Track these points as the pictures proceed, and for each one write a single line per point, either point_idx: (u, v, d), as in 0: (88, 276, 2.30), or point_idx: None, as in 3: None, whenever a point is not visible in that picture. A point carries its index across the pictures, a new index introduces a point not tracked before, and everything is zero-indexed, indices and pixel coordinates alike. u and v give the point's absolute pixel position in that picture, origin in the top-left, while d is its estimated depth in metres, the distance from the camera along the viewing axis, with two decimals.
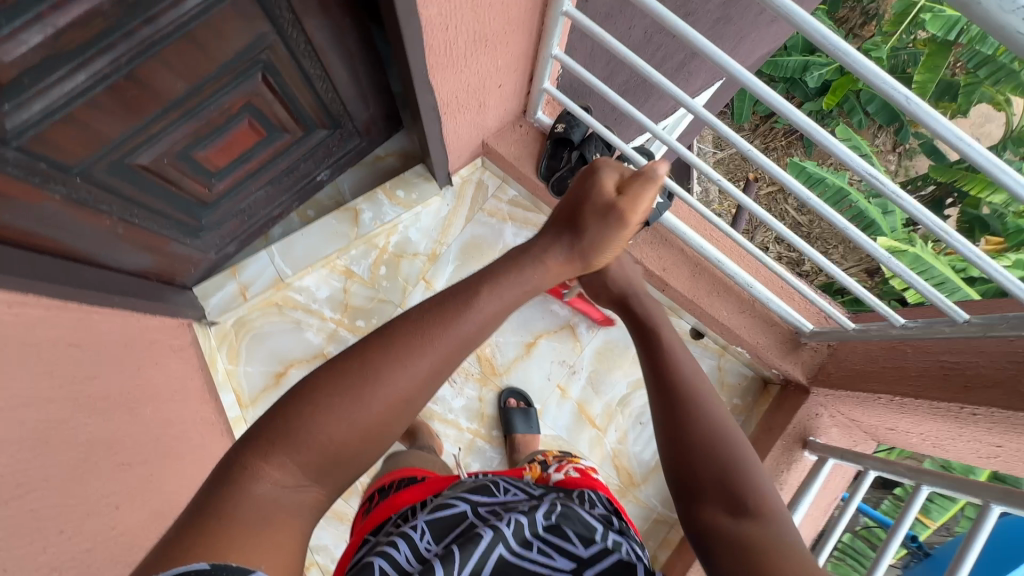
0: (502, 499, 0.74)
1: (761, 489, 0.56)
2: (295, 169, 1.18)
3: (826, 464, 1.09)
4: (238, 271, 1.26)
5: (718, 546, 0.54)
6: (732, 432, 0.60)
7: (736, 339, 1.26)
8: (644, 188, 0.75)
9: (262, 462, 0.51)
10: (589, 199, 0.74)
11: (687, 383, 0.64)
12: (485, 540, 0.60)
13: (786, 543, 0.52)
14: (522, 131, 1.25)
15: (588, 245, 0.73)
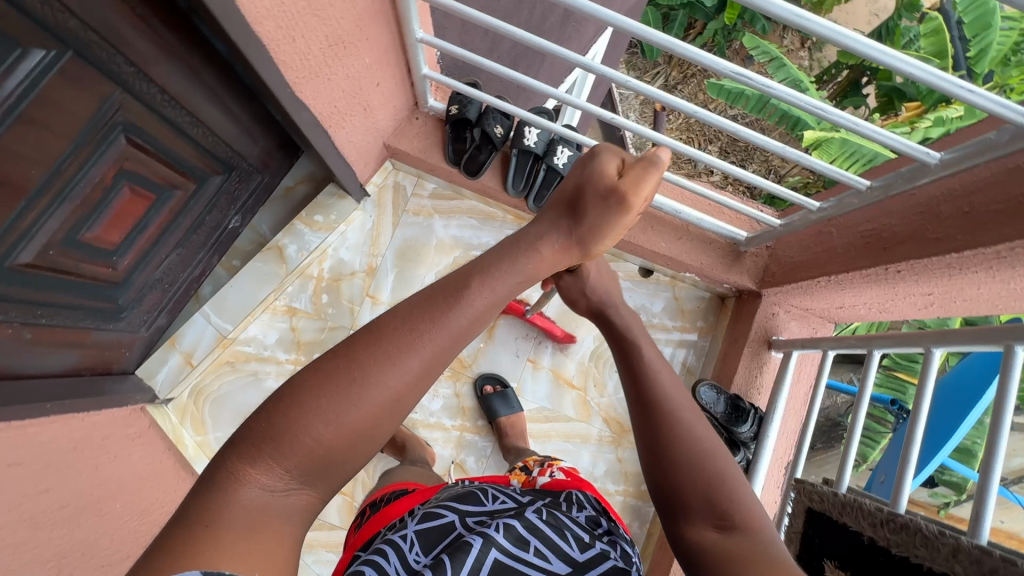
0: (490, 507, 0.76)
1: (746, 503, 0.58)
2: (202, 223, 1.13)
3: (792, 357, 1.13)
4: (176, 341, 1.23)
5: (703, 559, 0.55)
6: (718, 449, 0.63)
7: (682, 266, 1.28)
8: (645, 173, 0.73)
9: (248, 467, 0.49)
10: (592, 185, 0.73)
11: (670, 398, 0.67)
12: (477, 545, 0.62)
13: (771, 554, 0.52)
14: (420, 123, 1.23)
15: (586, 232, 0.73)
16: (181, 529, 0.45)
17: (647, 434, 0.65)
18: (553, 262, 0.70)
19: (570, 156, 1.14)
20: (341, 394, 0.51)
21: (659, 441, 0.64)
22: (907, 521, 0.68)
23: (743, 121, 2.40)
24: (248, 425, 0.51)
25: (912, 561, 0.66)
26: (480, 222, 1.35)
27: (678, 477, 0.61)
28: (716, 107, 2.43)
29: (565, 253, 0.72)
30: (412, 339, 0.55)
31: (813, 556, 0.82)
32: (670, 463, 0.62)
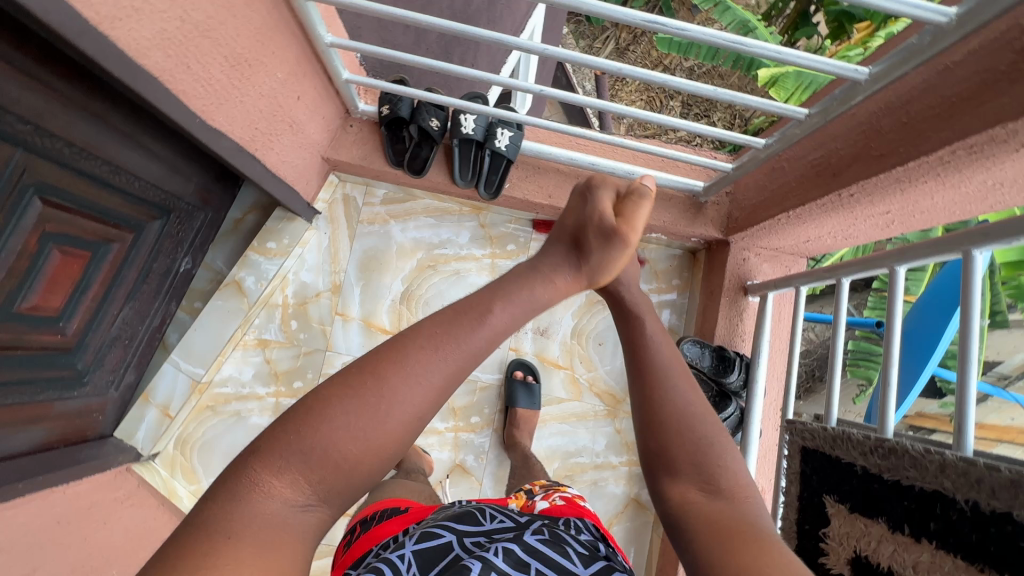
0: (488, 527, 0.76)
1: (734, 471, 0.57)
2: (151, 270, 1.10)
3: (768, 299, 1.11)
4: (150, 395, 1.19)
5: (690, 521, 0.54)
6: (708, 415, 0.61)
7: (647, 228, 1.26)
8: (637, 208, 0.75)
9: (272, 478, 0.46)
10: (599, 220, 0.71)
11: (663, 361, 0.65)
12: (477, 568, 0.62)
13: (763, 530, 0.51)
14: (355, 130, 1.19)
15: (593, 269, 0.70)
16: (197, 532, 0.43)
17: (635, 392, 0.63)
18: (563, 294, 0.66)
19: (511, 135, 1.11)
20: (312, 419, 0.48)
21: (648, 400, 0.61)
22: (894, 444, 0.67)
23: (697, 71, 2.35)
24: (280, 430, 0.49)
25: (904, 483, 0.65)
26: (437, 219, 1.33)
27: (668, 440, 0.59)
28: (670, 62, 2.38)
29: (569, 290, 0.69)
30: (437, 356, 0.53)
31: (812, 493, 0.82)
32: (661, 426, 0.59)
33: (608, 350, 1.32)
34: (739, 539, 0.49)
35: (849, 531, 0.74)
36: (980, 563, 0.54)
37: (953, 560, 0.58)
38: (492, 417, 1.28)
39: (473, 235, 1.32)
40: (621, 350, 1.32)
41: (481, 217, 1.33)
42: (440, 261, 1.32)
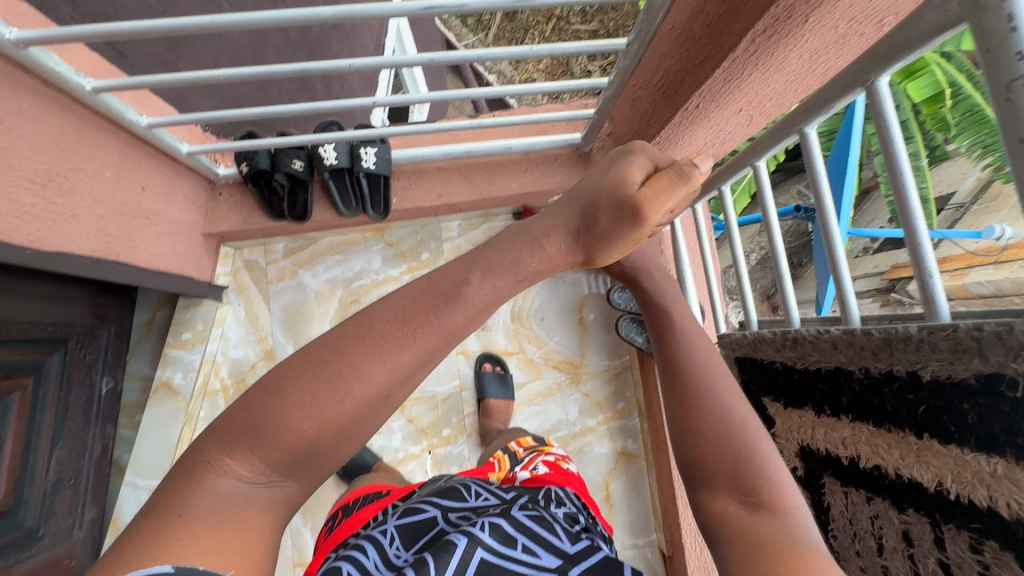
0: (473, 503, 0.72)
1: (774, 481, 0.55)
2: (70, 403, 1.06)
3: (676, 227, 1.11)
4: (117, 520, 1.13)
5: (726, 534, 0.54)
6: (754, 426, 0.60)
7: (546, 194, 1.24)
8: (675, 188, 0.60)
9: (226, 457, 0.46)
10: (612, 189, 0.60)
11: (704, 371, 0.65)
12: (463, 544, 0.58)
13: (801, 542, 0.50)
14: (225, 197, 1.15)
15: (595, 239, 0.61)
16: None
17: (675, 405, 0.64)
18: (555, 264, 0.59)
19: (376, 151, 1.08)
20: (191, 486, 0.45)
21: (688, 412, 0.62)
22: (797, 333, 0.68)
23: (588, 15, 2.32)
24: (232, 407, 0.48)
25: (812, 368, 0.66)
26: (344, 253, 1.30)
27: (705, 450, 0.60)
28: (560, 16, 2.34)
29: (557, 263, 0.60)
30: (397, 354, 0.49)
31: (755, 398, 0.83)
32: (698, 436, 0.60)
33: (551, 322, 1.33)
34: (766, 552, 0.49)
35: (791, 425, 0.74)
36: (887, 424, 0.55)
37: (867, 429, 0.59)
38: (462, 423, 1.28)
39: (384, 257, 1.30)
40: (563, 317, 1.33)
41: (386, 237, 1.31)
42: (361, 294, 1.29)
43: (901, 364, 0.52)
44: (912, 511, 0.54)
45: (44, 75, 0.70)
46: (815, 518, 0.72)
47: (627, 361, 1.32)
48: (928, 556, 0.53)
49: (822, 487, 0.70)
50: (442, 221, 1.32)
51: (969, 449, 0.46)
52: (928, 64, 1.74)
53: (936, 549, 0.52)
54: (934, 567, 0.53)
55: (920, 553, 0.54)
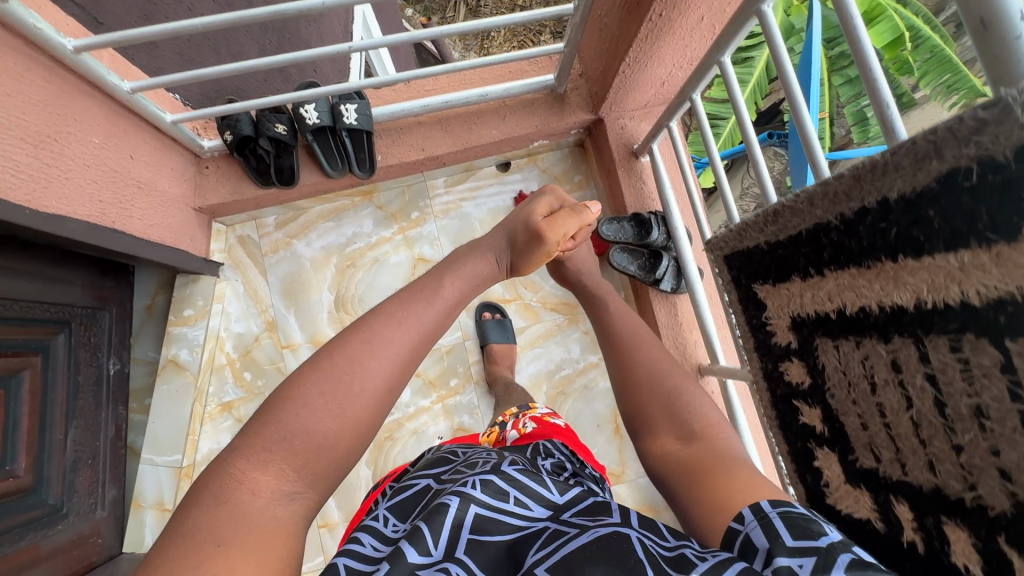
0: (462, 462, 0.70)
1: (703, 415, 0.66)
2: (80, 384, 1.07)
3: (655, 151, 1.14)
4: (140, 499, 1.17)
5: (667, 467, 0.63)
6: (679, 375, 0.71)
7: (526, 139, 1.27)
8: (569, 219, 0.84)
9: (258, 474, 0.50)
10: (524, 223, 0.82)
11: (634, 341, 0.78)
12: (455, 503, 0.53)
13: (723, 454, 0.60)
14: (212, 170, 1.16)
15: (518, 259, 0.83)
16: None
17: (616, 371, 0.76)
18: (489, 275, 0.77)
19: (357, 107, 1.10)
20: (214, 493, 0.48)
21: (626, 374, 0.74)
22: (776, 206, 0.71)
23: None
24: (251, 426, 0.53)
25: (794, 234, 0.70)
26: (335, 220, 1.32)
27: (642, 403, 0.70)
28: None
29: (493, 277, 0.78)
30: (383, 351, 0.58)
31: (746, 288, 0.87)
32: (637, 394, 0.71)
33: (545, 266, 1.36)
34: (709, 470, 0.58)
35: (781, 302, 0.78)
36: (866, 262, 0.59)
37: (848, 275, 0.62)
38: (468, 373, 1.30)
39: (375, 219, 1.32)
40: None
41: (375, 199, 1.33)
42: (356, 257, 1.31)
43: (871, 197, 0.55)
44: (897, 338, 0.58)
45: (24, 31, 0.72)
46: (812, 385, 0.76)
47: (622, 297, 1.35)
48: (916, 376, 0.57)
49: (815, 350, 0.73)
50: (428, 179, 1.34)
51: (939, 253, 0.50)
52: (885, 9, 1.77)
53: (922, 365, 0.55)
54: (922, 384, 0.56)
55: (909, 377, 0.58)
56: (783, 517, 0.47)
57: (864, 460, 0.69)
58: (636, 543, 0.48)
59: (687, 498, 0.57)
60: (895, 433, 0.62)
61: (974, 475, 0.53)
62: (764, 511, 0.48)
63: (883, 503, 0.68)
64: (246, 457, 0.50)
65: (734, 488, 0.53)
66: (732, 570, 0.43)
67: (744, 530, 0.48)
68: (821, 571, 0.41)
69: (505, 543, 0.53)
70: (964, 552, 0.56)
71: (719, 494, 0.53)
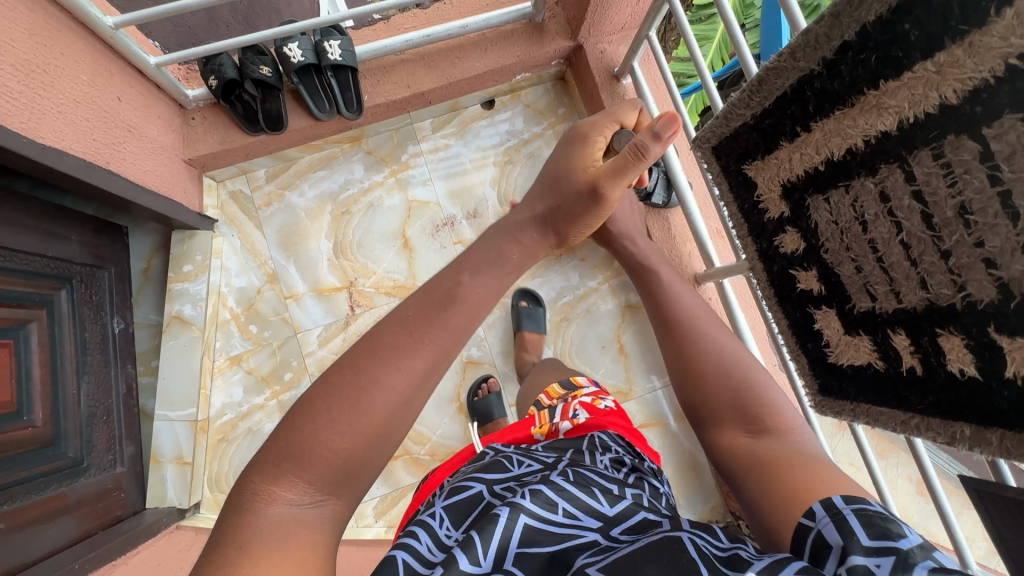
0: (517, 472, 0.66)
1: (776, 408, 0.64)
2: (88, 341, 1.07)
3: (635, 69, 1.17)
4: (158, 455, 1.17)
5: (736, 460, 0.62)
6: (752, 362, 0.70)
7: (508, 72, 1.29)
8: (626, 166, 0.74)
9: (273, 485, 0.52)
10: (571, 183, 0.77)
11: (695, 321, 0.77)
12: (506, 513, 0.53)
13: (797, 452, 0.58)
14: (199, 121, 1.16)
15: (561, 219, 0.76)
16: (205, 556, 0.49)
17: (677, 358, 0.75)
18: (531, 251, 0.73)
19: (340, 44, 1.11)
20: (242, 513, 0.52)
21: (690, 360, 0.72)
22: (759, 73, 0.75)
23: None
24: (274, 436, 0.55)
25: (782, 98, 0.74)
26: (326, 167, 1.34)
27: (708, 392, 0.69)
28: None
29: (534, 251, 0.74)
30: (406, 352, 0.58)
31: (736, 173, 0.88)
32: (703, 381, 0.70)
33: None
34: (784, 465, 0.56)
35: (771, 174, 0.81)
36: (850, 100, 0.64)
37: (833, 120, 0.67)
38: None
39: (366, 164, 1.35)
40: None
41: (364, 145, 1.35)
42: (351, 204, 1.33)
43: (849, 32, 0.61)
44: (883, 167, 0.62)
45: None
46: (807, 248, 0.79)
47: None
48: (903, 197, 0.61)
49: (807, 210, 0.77)
50: (415, 121, 1.36)
51: (917, 65, 0.55)
52: None
53: (907, 184, 0.60)
54: (909, 205, 0.61)
55: (896, 202, 0.62)
56: (857, 514, 0.46)
57: (861, 304, 0.73)
58: (690, 546, 0.48)
59: (757, 490, 0.57)
60: (888, 265, 0.67)
61: (963, 275, 0.58)
62: (836, 506, 0.47)
63: (881, 342, 0.72)
64: (265, 479, 0.53)
65: (813, 482, 0.52)
66: (789, 568, 0.43)
67: (816, 526, 0.48)
68: (899, 571, 0.41)
69: (548, 556, 0.53)
70: (959, 358, 0.61)
71: (794, 486, 0.53)
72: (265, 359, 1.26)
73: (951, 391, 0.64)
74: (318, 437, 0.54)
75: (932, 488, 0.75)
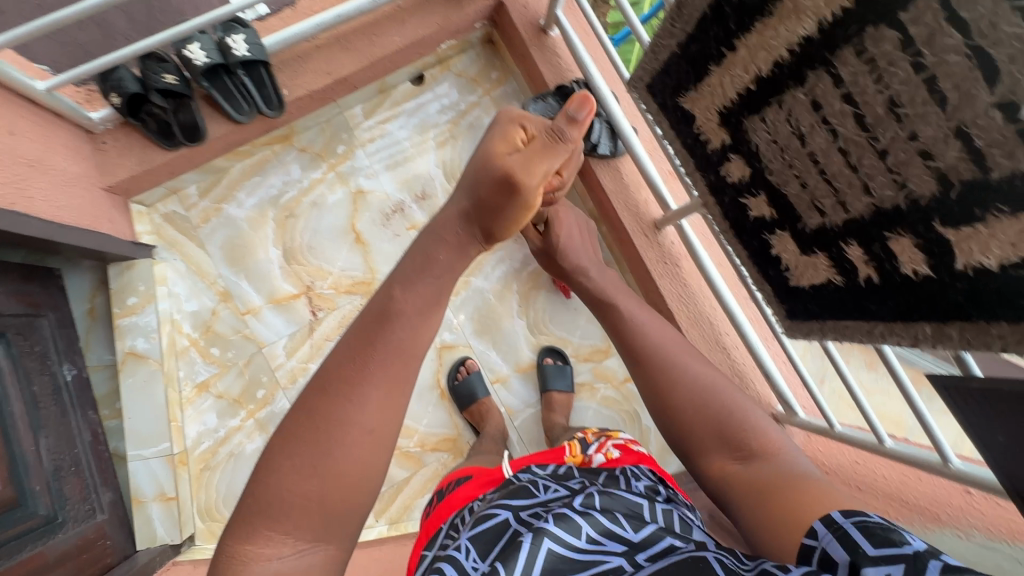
0: (545, 498, 0.65)
1: (760, 432, 0.66)
2: (37, 393, 1.01)
3: (560, 17, 1.12)
4: (140, 496, 1.14)
5: (732, 487, 0.64)
6: (728, 390, 0.70)
7: (432, 42, 1.23)
8: (550, 151, 0.66)
9: (249, 544, 0.53)
10: (488, 169, 0.65)
11: (663, 352, 0.74)
12: (528, 541, 0.54)
13: (787, 474, 0.61)
14: (111, 145, 1.08)
15: (486, 214, 0.67)
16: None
17: (650, 387, 0.73)
18: None
19: (245, 37, 1.04)
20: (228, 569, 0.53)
21: (664, 392, 0.71)
22: None
23: None
24: (245, 487, 0.56)
25: (705, 21, 0.71)
26: (259, 173, 1.28)
27: (687, 421, 0.69)
28: None
29: (464, 249, 0.68)
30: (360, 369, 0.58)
31: (674, 108, 0.84)
32: (679, 413, 0.70)
33: None
34: (779, 489, 0.58)
35: (707, 103, 0.78)
36: (772, 9, 0.62)
37: (756, 34, 0.65)
38: None
39: (301, 162, 1.29)
40: None
41: (296, 143, 1.29)
42: (293, 206, 1.28)
43: None
44: (811, 74, 0.61)
45: None
46: (753, 173, 0.77)
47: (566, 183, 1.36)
48: (834, 102, 0.60)
49: (746, 133, 0.74)
50: (344, 109, 1.30)
51: None
52: None
53: (837, 88, 0.59)
54: (841, 109, 0.59)
55: (829, 109, 0.61)
56: (859, 528, 0.47)
57: (811, 222, 0.72)
58: (714, 564, 0.50)
59: (754, 517, 0.59)
60: (831, 176, 0.65)
61: (903, 172, 0.56)
62: (837, 522, 0.48)
63: (837, 255, 0.70)
64: (239, 535, 0.54)
65: (810, 502, 0.54)
66: None
67: (820, 545, 0.49)
68: (912, 575, 0.41)
69: None
70: (911, 259, 0.60)
71: (793, 509, 0.55)
72: (233, 380, 1.22)
73: (908, 293, 0.63)
74: (282, 487, 0.54)
75: (913, 403, 0.75)
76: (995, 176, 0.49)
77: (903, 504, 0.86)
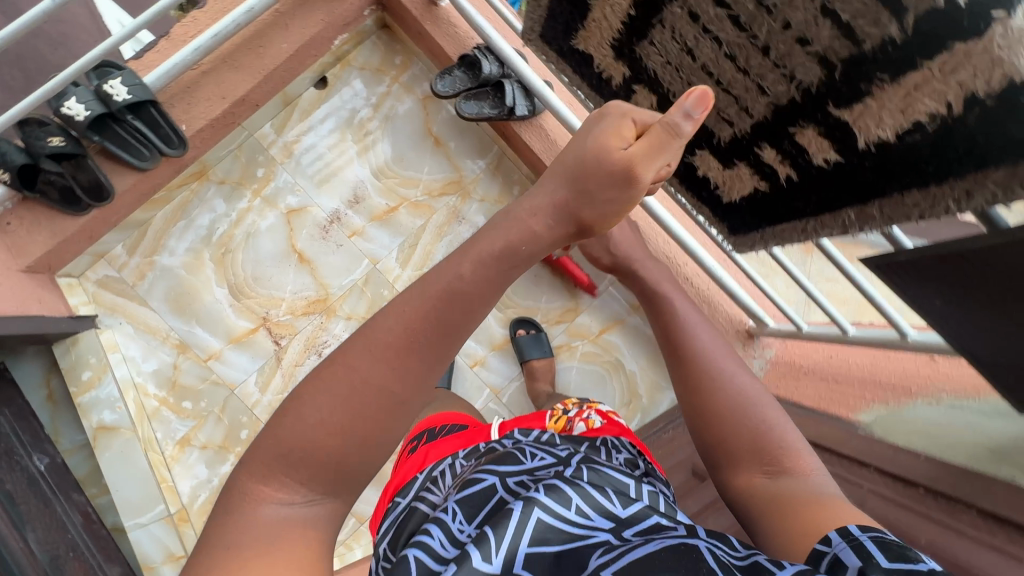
0: (532, 467, 0.58)
1: (797, 450, 0.57)
2: (13, 490, 0.99)
3: None
4: (148, 562, 1.09)
5: (754, 500, 0.55)
6: (772, 406, 0.62)
7: (323, 40, 1.18)
8: (663, 150, 0.52)
9: (263, 484, 0.46)
10: (600, 159, 0.53)
11: (707, 357, 0.68)
12: (518, 505, 0.46)
13: (816, 494, 0.51)
14: (17, 224, 1.03)
15: (589, 208, 0.54)
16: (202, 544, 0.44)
17: (688, 392, 0.66)
18: None
19: (122, 80, 0.98)
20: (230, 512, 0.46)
21: (703, 397, 0.64)
22: None
23: None
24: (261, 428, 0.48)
25: None
26: (184, 216, 1.24)
27: (723, 429, 0.61)
28: None
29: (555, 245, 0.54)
30: None
31: (572, 53, 0.81)
32: (714, 420, 0.62)
33: (412, 158, 1.29)
34: (798, 505, 0.49)
35: (598, 39, 0.76)
36: None
37: None
38: (393, 292, 1.25)
39: (224, 195, 1.25)
40: (418, 147, 1.30)
41: (213, 177, 1.25)
42: (227, 241, 1.24)
43: None
44: None
45: None
46: (658, 99, 0.75)
47: (497, 152, 1.31)
48: (709, 9, 0.59)
49: (642, 62, 0.72)
50: (253, 130, 1.25)
51: None
52: None
53: None
54: (717, 14, 0.58)
55: (707, 17, 0.60)
56: (875, 541, 0.39)
57: (723, 134, 0.70)
58: (707, 555, 0.41)
59: (767, 531, 0.50)
60: (727, 84, 0.64)
61: (788, 62, 0.56)
62: (854, 532, 0.40)
63: (755, 161, 0.69)
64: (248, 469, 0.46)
65: (826, 517, 0.45)
66: None
67: (831, 552, 0.40)
68: None
69: (554, 557, 0.44)
70: (819, 148, 0.60)
71: (808, 521, 0.46)
72: (213, 429, 1.20)
73: (826, 184, 0.62)
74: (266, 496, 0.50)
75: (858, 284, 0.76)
76: (868, 47, 0.49)
77: (876, 385, 0.88)
